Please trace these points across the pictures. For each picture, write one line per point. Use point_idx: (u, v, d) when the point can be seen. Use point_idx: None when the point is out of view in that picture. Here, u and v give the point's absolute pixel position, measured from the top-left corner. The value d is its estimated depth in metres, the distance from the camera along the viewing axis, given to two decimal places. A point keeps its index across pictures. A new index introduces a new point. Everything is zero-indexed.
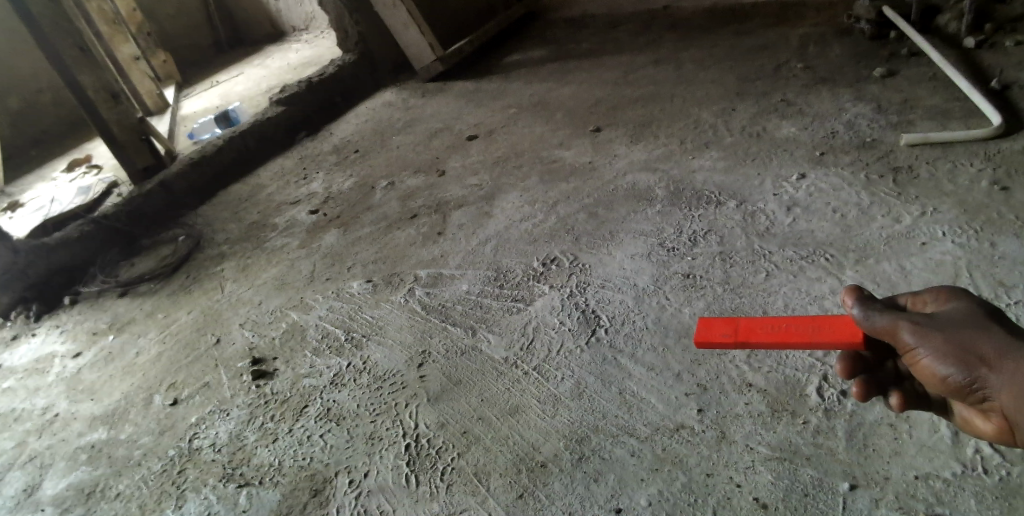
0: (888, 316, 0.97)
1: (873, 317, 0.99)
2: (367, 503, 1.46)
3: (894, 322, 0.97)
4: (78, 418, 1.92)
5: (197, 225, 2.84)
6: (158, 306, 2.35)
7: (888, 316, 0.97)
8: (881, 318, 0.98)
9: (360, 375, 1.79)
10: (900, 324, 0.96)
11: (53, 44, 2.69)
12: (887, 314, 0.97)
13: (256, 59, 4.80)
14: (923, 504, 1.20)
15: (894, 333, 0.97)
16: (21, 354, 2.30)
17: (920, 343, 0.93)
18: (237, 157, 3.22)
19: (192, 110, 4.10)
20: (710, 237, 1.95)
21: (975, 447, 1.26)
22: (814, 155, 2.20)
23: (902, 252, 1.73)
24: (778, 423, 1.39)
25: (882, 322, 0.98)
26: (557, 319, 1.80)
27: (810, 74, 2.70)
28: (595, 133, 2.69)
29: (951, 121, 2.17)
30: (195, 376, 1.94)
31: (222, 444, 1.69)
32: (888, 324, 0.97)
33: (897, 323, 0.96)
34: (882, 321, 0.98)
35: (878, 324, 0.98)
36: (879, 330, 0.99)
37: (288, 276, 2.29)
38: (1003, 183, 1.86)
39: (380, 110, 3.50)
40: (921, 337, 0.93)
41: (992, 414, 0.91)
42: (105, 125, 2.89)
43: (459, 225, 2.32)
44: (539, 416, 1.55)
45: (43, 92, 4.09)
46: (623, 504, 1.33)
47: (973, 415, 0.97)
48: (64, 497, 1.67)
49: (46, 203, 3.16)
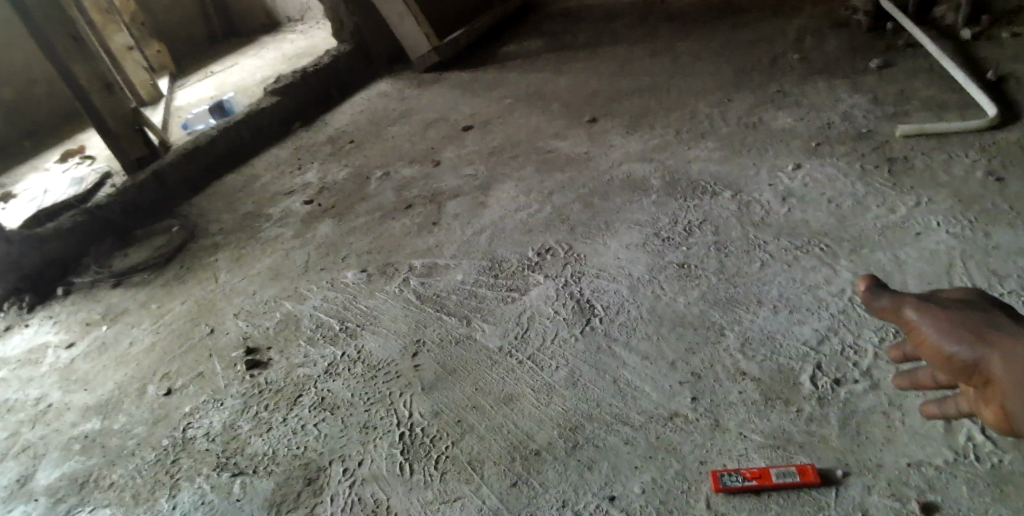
0: (894, 296, 0.98)
1: (878, 298, 1.00)
2: (361, 492, 1.46)
3: (898, 300, 0.98)
4: (72, 408, 1.91)
5: (191, 216, 2.83)
6: (152, 297, 2.34)
7: (893, 298, 0.98)
8: (886, 300, 0.99)
9: (354, 365, 1.79)
10: (904, 303, 0.96)
11: (46, 34, 2.66)
12: (895, 294, 0.98)
13: (250, 50, 4.79)
14: (915, 491, 1.21)
15: (897, 310, 0.97)
16: (13, 345, 2.29)
17: (923, 321, 0.92)
18: (231, 147, 3.21)
19: (186, 100, 4.07)
20: (705, 227, 1.95)
21: (968, 436, 1.27)
22: (809, 146, 2.20)
23: (896, 242, 1.73)
24: (772, 412, 1.40)
25: (886, 304, 0.99)
26: (552, 309, 1.80)
27: (807, 64, 2.70)
28: (592, 124, 2.68)
29: (947, 112, 2.18)
30: (189, 366, 1.94)
31: (216, 434, 1.69)
32: (893, 302, 0.97)
33: (901, 303, 0.97)
34: (887, 300, 0.99)
35: (883, 305, 0.99)
36: (884, 311, 0.99)
37: (283, 266, 2.29)
38: (998, 173, 1.87)
39: (375, 101, 3.48)
40: (923, 314, 0.93)
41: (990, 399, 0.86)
42: (99, 115, 2.87)
43: (454, 215, 2.32)
44: (534, 404, 1.55)
45: (36, 83, 4.03)
46: (617, 492, 1.33)
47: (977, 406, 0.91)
48: (57, 487, 1.66)
49: (39, 194, 3.14)
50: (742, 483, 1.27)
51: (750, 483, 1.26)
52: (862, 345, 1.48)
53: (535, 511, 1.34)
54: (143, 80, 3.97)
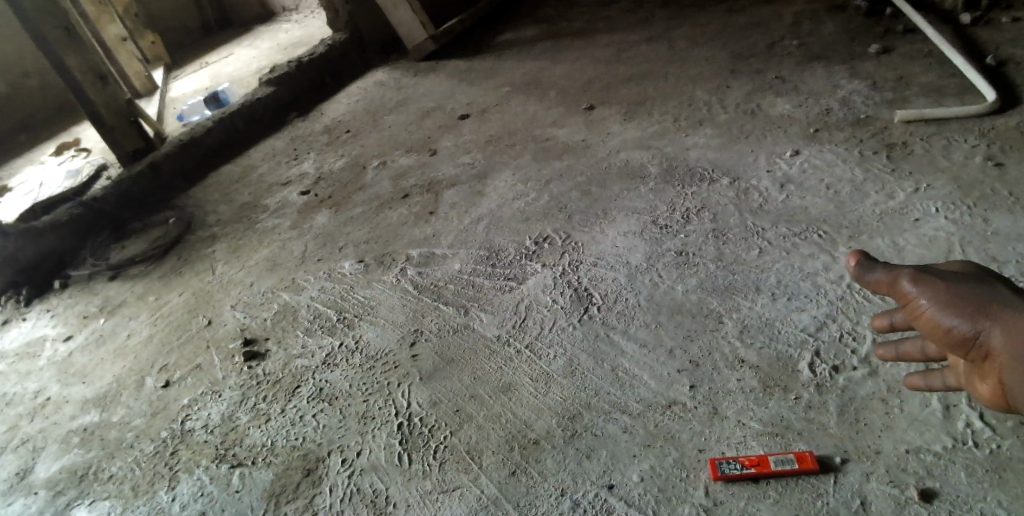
0: (888, 270, 0.99)
1: (873, 272, 1.01)
2: (359, 483, 1.46)
3: (891, 273, 0.99)
4: (70, 401, 1.91)
5: (187, 207, 2.82)
6: (149, 289, 2.33)
7: (889, 270, 0.99)
8: (881, 273, 1.00)
9: (352, 356, 1.78)
10: (900, 275, 0.97)
11: (40, 26, 2.64)
12: (887, 268, 1.00)
13: (244, 39, 4.76)
14: (913, 478, 1.21)
15: (892, 284, 0.98)
16: (11, 339, 2.28)
17: (921, 293, 0.94)
18: (227, 137, 3.18)
19: (181, 91, 4.04)
20: (703, 214, 1.94)
21: (967, 422, 1.26)
22: (808, 132, 2.18)
23: (895, 228, 1.72)
24: (770, 399, 1.40)
25: (881, 277, 1.00)
26: (550, 298, 1.79)
27: (805, 49, 2.69)
28: (589, 112, 2.66)
29: (946, 98, 2.16)
30: (187, 357, 1.94)
31: (215, 425, 1.68)
32: (888, 275, 0.99)
33: (897, 275, 0.98)
34: (882, 274, 1.00)
35: (877, 278, 1.01)
36: (878, 284, 1.01)
37: (279, 258, 2.28)
38: (997, 159, 1.86)
39: (371, 90, 3.46)
40: (920, 286, 0.94)
41: (988, 372, 0.89)
42: (93, 106, 2.84)
43: (451, 205, 2.30)
44: (532, 393, 1.55)
45: (30, 74, 3.98)
46: (615, 480, 1.33)
47: (975, 377, 0.94)
48: (56, 480, 1.67)
49: (35, 187, 3.13)
50: (740, 471, 1.27)
51: (748, 470, 1.27)
52: (860, 332, 1.48)
53: (533, 500, 1.34)
54: (138, 72, 3.95)
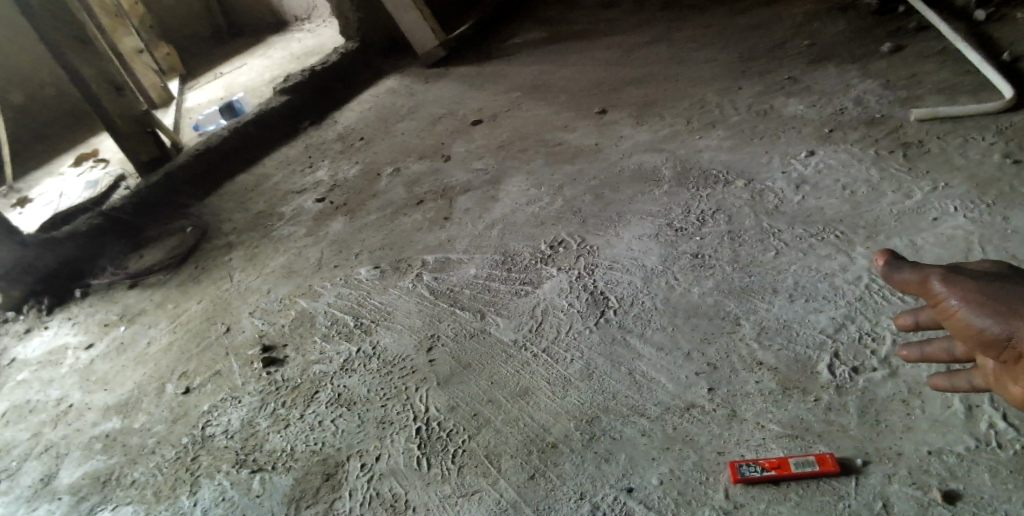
0: (917, 269, 0.98)
1: (901, 272, 1.00)
2: (379, 486, 1.46)
3: (920, 273, 0.98)
4: (92, 408, 1.94)
5: (204, 216, 2.85)
6: (168, 297, 2.36)
7: (918, 270, 0.98)
8: (910, 273, 0.99)
9: (370, 360, 1.80)
10: (929, 275, 0.96)
11: (55, 39, 2.69)
12: (916, 267, 0.98)
13: (257, 49, 4.81)
14: (936, 480, 1.19)
15: (921, 283, 0.97)
16: (34, 347, 2.31)
17: (952, 293, 0.93)
18: (242, 145, 3.22)
19: (196, 101, 4.09)
20: (718, 216, 1.94)
21: (990, 423, 1.25)
22: (822, 133, 2.17)
23: (912, 228, 1.71)
24: (790, 401, 1.39)
25: (910, 277, 0.98)
26: (566, 302, 1.79)
27: (816, 49, 2.68)
28: (601, 115, 2.66)
29: (962, 95, 2.14)
30: (207, 364, 1.96)
31: (234, 431, 1.70)
32: (917, 275, 0.97)
33: (926, 275, 0.97)
34: (910, 273, 0.99)
35: (905, 278, 1.00)
36: (906, 284, 0.99)
37: (296, 264, 2.30)
38: (1016, 156, 1.84)
39: (382, 96, 3.49)
40: (951, 286, 0.93)
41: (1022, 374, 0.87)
42: (110, 118, 2.89)
43: (465, 210, 2.32)
44: (550, 397, 1.55)
45: (47, 87, 4.06)
46: (635, 483, 1.33)
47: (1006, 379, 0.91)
48: (80, 486, 1.69)
49: (55, 198, 3.18)
50: (760, 473, 1.26)
51: (769, 472, 1.26)
52: (879, 332, 1.47)
53: (552, 503, 1.34)
54: (154, 82, 4.02)
